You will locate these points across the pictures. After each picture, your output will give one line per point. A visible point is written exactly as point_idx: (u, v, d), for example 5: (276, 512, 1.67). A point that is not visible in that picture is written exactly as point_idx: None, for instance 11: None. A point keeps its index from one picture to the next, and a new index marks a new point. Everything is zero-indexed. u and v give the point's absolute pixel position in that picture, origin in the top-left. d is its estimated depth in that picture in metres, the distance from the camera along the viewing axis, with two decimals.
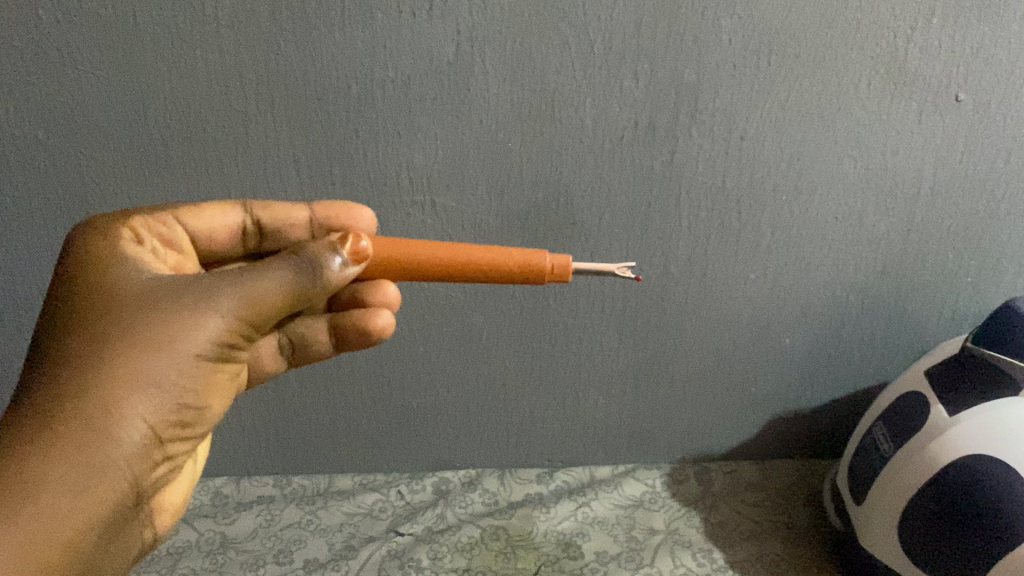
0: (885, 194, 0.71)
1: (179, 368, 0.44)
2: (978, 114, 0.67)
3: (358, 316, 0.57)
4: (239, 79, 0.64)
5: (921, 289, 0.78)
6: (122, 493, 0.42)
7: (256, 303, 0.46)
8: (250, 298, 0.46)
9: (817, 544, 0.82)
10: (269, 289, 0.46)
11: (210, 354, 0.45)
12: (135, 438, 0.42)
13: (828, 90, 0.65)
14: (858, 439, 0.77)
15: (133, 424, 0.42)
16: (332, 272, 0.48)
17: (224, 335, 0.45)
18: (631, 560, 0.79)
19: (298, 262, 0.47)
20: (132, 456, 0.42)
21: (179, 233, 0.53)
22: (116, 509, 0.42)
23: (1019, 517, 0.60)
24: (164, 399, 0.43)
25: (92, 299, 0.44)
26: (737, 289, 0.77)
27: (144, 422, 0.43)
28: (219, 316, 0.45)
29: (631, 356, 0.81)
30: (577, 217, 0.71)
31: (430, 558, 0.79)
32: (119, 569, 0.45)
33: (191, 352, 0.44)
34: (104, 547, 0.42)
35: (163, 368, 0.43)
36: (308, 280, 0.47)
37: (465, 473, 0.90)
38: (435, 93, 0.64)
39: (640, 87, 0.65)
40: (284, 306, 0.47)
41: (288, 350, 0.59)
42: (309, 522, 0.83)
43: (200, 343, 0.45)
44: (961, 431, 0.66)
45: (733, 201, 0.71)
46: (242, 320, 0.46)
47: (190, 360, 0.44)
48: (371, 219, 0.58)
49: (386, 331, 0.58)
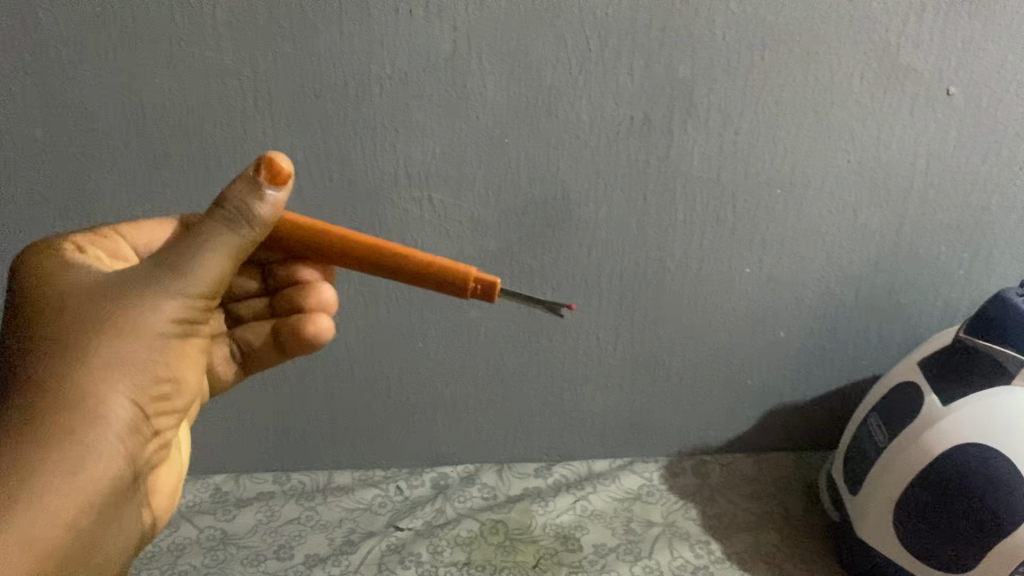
0: (878, 187, 0.72)
1: (145, 350, 0.43)
2: (968, 107, 0.68)
3: (295, 321, 0.53)
4: (237, 77, 0.64)
5: (913, 281, 0.79)
6: (115, 475, 0.42)
7: (202, 273, 0.44)
8: (197, 270, 0.44)
9: (814, 534, 0.83)
10: (210, 257, 0.44)
11: (174, 333, 0.44)
12: (113, 426, 0.41)
13: (821, 85, 0.66)
14: (852, 430, 0.78)
15: (110, 412, 0.41)
16: (262, 213, 0.44)
17: (183, 312, 0.44)
18: (629, 553, 0.79)
19: (228, 218, 0.43)
20: (116, 440, 0.42)
21: (125, 247, 0.50)
22: (109, 497, 0.42)
23: (1010, 509, 0.62)
24: (135, 382, 0.43)
25: (44, 299, 0.43)
26: (732, 283, 0.77)
27: (121, 407, 0.42)
28: (173, 294, 0.43)
29: (628, 349, 0.82)
30: (575, 212, 0.72)
31: (430, 552, 0.79)
32: (124, 543, 0.45)
33: (155, 331, 0.43)
34: (103, 535, 0.42)
35: (130, 352, 0.42)
36: (246, 229, 0.44)
37: (464, 468, 0.90)
38: (433, 89, 0.65)
39: (635, 82, 0.65)
40: (228, 266, 0.45)
41: (235, 356, 0.55)
42: (308, 518, 0.83)
43: (160, 323, 0.43)
44: (953, 421, 0.67)
45: (729, 195, 0.72)
46: (198, 295, 0.44)
47: (155, 340, 0.43)
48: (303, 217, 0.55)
49: (329, 336, 0.53)
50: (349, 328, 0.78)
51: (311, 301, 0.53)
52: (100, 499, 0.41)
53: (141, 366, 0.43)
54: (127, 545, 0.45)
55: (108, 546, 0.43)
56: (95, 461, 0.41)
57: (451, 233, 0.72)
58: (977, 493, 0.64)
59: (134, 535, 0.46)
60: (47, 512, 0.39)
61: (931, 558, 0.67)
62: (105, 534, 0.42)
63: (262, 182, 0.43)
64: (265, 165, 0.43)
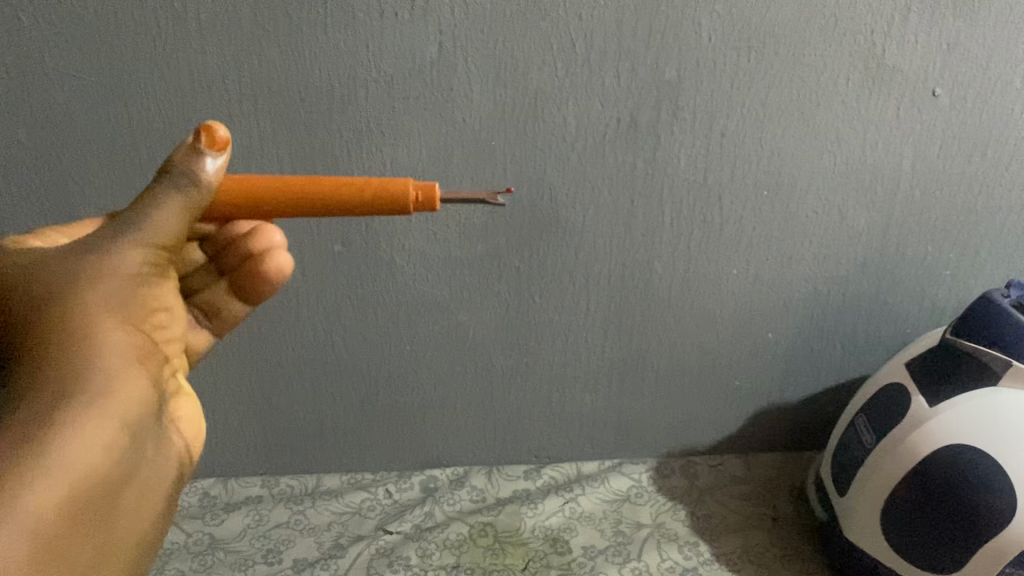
0: (865, 188, 0.72)
1: (123, 294, 0.39)
2: (955, 108, 0.69)
3: (255, 268, 0.51)
4: (222, 80, 0.64)
5: (901, 282, 0.79)
6: (137, 405, 0.39)
7: (164, 227, 0.41)
8: (156, 221, 0.40)
9: (803, 535, 0.83)
10: (169, 212, 0.41)
11: (148, 275, 0.41)
12: (112, 359, 0.38)
13: (807, 86, 0.66)
14: (840, 431, 0.78)
15: (104, 344, 0.38)
16: (209, 175, 0.41)
17: (152, 257, 0.41)
18: (618, 554, 0.79)
19: (175, 180, 0.41)
20: (125, 371, 0.38)
21: (61, 239, 0.47)
22: (131, 425, 0.38)
23: (992, 511, 0.63)
24: (121, 319, 0.39)
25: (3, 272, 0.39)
26: (720, 284, 0.77)
27: (120, 345, 0.39)
28: (137, 240, 0.40)
29: (616, 351, 0.82)
30: (562, 215, 0.72)
31: (419, 555, 0.79)
32: (164, 480, 0.41)
33: (132, 277, 0.40)
34: (135, 465, 0.39)
35: (114, 296, 0.39)
36: (196, 192, 0.41)
37: (453, 470, 0.90)
38: (420, 92, 0.65)
39: (621, 84, 0.65)
40: (188, 222, 0.42)
41: (204, 317, 0.53)
42: (297, 522, 0.83)
43: (132, 265, 0.40)
44: (940, 422, 0.68)
45: (716, 197, 0.72)
46: (161, 243, 0.41)
47: (130, 283, 0.40)
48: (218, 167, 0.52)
49: (290, 265, 0.52)
50: (337, 331, 0.78)
51: (261, 246, 0.51)
52: (124, 426, 0.37)
53: (124, 304, 0.39)
54: (163, 482, 0.41)
55: (143, 478, 0.39)
56: (108, 386, 0.37)
57: (438, 235, 0.72)
58: (975, 497, 0.63)
59: (169, 470, 0.42)
60: (75, 438, 0.35)
61: (917, 558, 0.67)
62: (139, 462, 0.39)
63: (202, 148, 0.41)
64: (202, 132, 0.41)
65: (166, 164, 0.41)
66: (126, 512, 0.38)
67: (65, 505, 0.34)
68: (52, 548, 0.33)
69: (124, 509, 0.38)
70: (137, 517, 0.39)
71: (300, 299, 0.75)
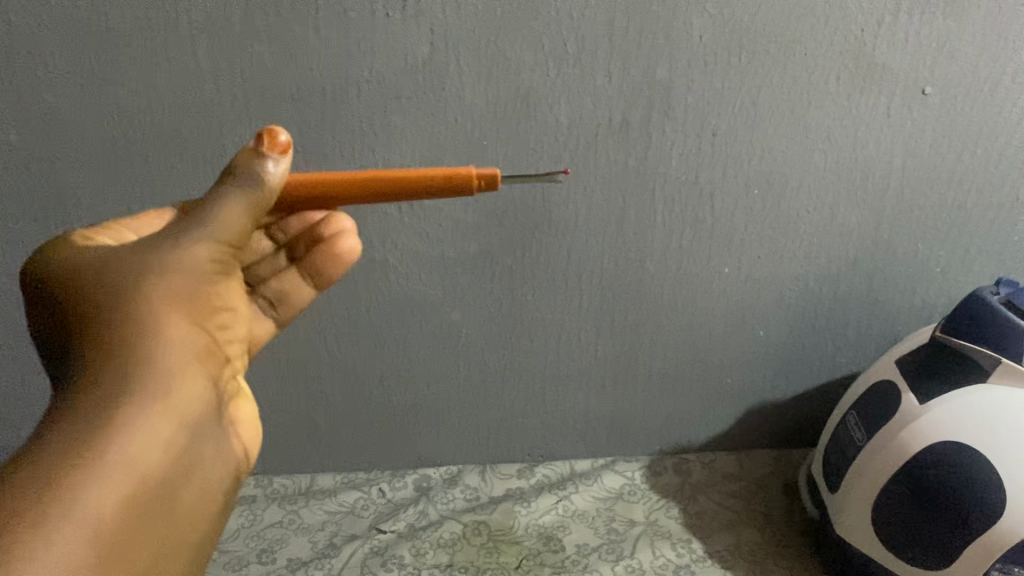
0: (856, 186, 0.73)
1: (189, 287, 0.40)
2: (944, 106, 0.69)
3: (321, 253, 0.51)
4: (214, 80, 0.64)
5: (892, 280, 0.79)
6: (194, 402, 0.39)
7: (229, 223, 0.41)
8: (221, 217, 0.41)
9: (794, 532, 0.83)
10: (234, 210, 0.42)
11: (214, 271, 0.41)
12: (172, 354, 0.38)
13: (798, 86, 0.67)
14: (831, 427, 0.79)
15: (167, 340, 0.38)
16: (272, 176, 0.43)
17: (219, 252, 0.41)
18: (611, 552, 0.80)
19: (241, 179, 0.42)
20: (185, 366, 0.39)
21: (127, 232, 0.47)
22: (190, 423, 0.39)
23: (977, 513, 0.63)
24: (187, 314, 0.40)
25: (74, 268, 0.40)
26: (711, 282, 0.78)
27: (183, 339, 0.39)
28: (204, 235, 0.41)
29: (608, 349, 0.82)
30: (554, 214, 0.72)
31: (412, 554, 0.79)
32: (225, 474, 0.41)
33: (198, 269, 0.40)
34: (194, 462, 0.39)
35: (180, 289, 0.39)
36: (259, 191, 0.42)
37: (447, 469, 0.90)
38: (412, 92, 0.65)
39: (613, 84, 0.65)
40: (252, 221, 0.43)
41: (268, 307, 0.52)
42: (290, 521, 0.83)
43: (196, 260, 0.40)
44: (928, 418, 0.68)
45: (707, 196, 0.72)
46: (227, 239, 0.41)
47: (197, 278, 0.40)
48: None
49: (358, 249, 0.51)
50: (329, 330, 0.78)
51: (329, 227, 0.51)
52: (183, 424, 0.38)
53: (190, 299, 0.40)
54: (224, 477, 0.41)
55: (205, 476, 0.39)
56: (167, 383, 0.38)
57: (430, 235, 0.72)
58: (973, 494, 0.64)
59: (233, 466, 0.42)
60: (135, 435, 0.36)
61: (898, 550, 0.68)
62: (198, 458, 0.39)
63: (263, 151, 0.42)
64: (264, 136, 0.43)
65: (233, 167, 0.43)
66: (187, 508, 0.38)
67: (124, 506, 0.35)
68: (115, 547, 0.34)
69: (182, 506, 0.38)
70: (198, 517, 0.39)
71: None
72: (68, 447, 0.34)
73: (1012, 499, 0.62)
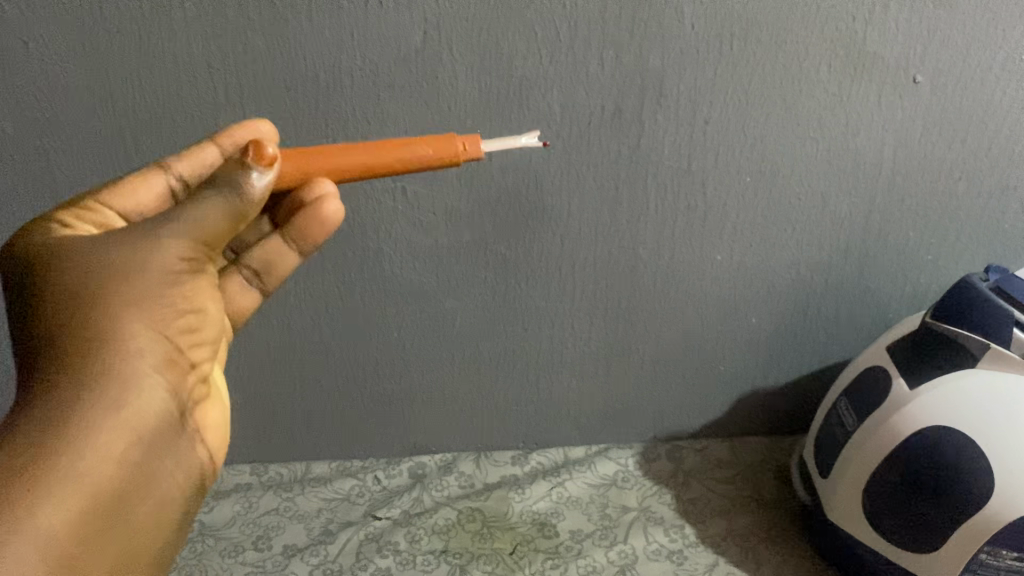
0: (847, 174, 0.73)
1: (157, 289, 0.40)
2: (935, 94, 0.69)
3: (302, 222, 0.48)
4: (207, 69, 0.64)
5: (883, 268, 0.80)
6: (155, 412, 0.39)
7: (205, 225, 0.40)
8: (197, 218, 0.40)
9: (786, 517, 0.84)
10: (211, 213, 0.40)
11: (185, 271, 0.41)
12: (136, 361, 0.38)
13: (790, 74, 0.67)
14: (823, 414, 0.79)
15: (128, 348, 0.38)
16: (255, 189, 0.41)
17: (194, 250, 0.41)
18: (605, 538, 0.80)
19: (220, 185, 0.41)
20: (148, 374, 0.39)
21: (109, 212, 0.47)
22: (149, 434, 0.39)
23: (963, 500, 0.64)
24: (154, 318, 0.40)
25: (48, 256, 0.40)
26: (704, 270, 0.78)
27: (148, 345, 0.39)
28: (179, 234, 0.40)
29: (601, 337, 0.83)
30: (547, 202, 0.72)
31: (407, 540, 0.80)
32: (185, 480, 0.42)
33: (168, 271, 0.40)
34: (154, 471, 0.39)
35: (147, 291, 0.39)
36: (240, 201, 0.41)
37: (442, 456, 0.91)
38: (405, 80, 0.65)
39: (605, 72, 0.66)
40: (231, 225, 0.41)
41: (255, 277, 0.51)
42: (286, 509, 0.84)
43: (167, 262, 0.40)
44: (917, 404, 0.69)
45: (699, 184, 0.72)
46: (205, 239, 0.41)
47: (165, 280, 0.40)
48: (273, 129, 0.53)
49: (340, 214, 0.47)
50: (324, 319, 0.78)
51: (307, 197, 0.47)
52: (140, 435, 0.38)
53: (156, 305, 0.40)
54: (185, 481, 0.42)
55: (163, 487, 0.40)
56: (127, 393, 0.38)
57: (424, 223, 0.72)
58: (963, 484, 0.64)
59: (195, 470, 0.43)
60: (92, 448, 0.36)
61: (883, 530, 0.70)
62: (158, 466, 0.40)
63: (250, 162, 0.41)
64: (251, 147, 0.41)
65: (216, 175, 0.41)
66: (143, 515, 0.39)
67: (76, 520, 0.35)
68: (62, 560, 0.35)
69: (138, 514, 0.39)
70: (154, 524, 0.40)
71: (288, 288, 0.75)
72: (22, 455, 0.35)
73: (1000, 486, 0.63)
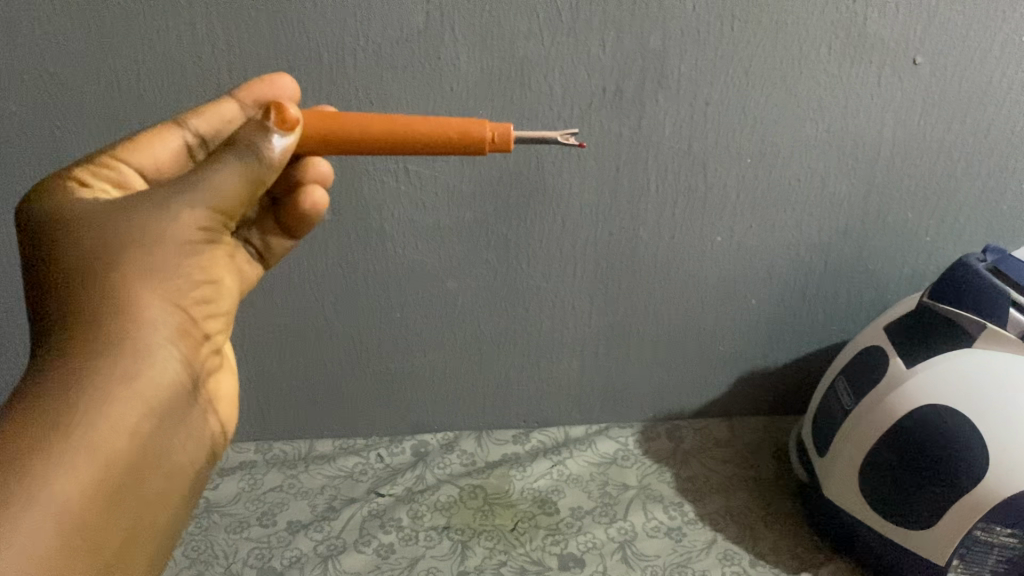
0: (847, 156, 0.74)
1: (172, 259, 0.40)
2: (934, 75, 0.70)
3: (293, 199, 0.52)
4: (211, 49, 0.64)
5: (882, 249, 0.80)
6: (167, 382, 0.40)
7: (221, 193, 0.41)
8: (215, 185, 0.41)
9: (784, 496, 0.85)
10: (228, 179, 0.41)
11: (202, 241, 0.42)
12: (149, 332, 0.39)
13: (790, 55, 0.67)
14: (821, 393, 0.80)
15: (143, 319, 0.39)
16: (274, 151, 0.42)
17: (210, 218, 0.41)
18: (604, 515, 0.82)
19: (238, 149, 0.42)
20: (161, 345, 0.40)
21: (127, 171, 0.49)
22: (161, 402, 0.40)
23: (954, 479, 0.65)
24: (168, 288, 0.40)
25: (65, 223, 0.41)
26: (704, 250, 0.79)
27: (162, 315, 0.40)
28: (195, 202, 0.41)
29: (602, 317, 0.83)
30: (548, 182, 0.73)
31: (409, 516, 0.81)
32: (193, 449, 0.43)
33: (183, 241, 0.41)
34: (164, 441, 0.40)
35: (163, 261, 0.40)
36: (258, 163, 0.42)
37: (443, 435, 0.92)
38: (407, 61, 0.65)
39: (607, 54, 0.66)
40: (248, 191, 0.42)
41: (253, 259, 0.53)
42: (290, 486, 0.85)
43: (182, 231, 0.41)
44: (913, 384, 0.69)
45: (700, 165, 0.73)
46: (222, 206, 0.42)
47: (181, 250, 0.41)
48: (295, 86, 0.55)
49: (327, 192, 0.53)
50: (327, 298, 0.79)
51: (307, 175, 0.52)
52: (152, 406, 0.39)
53: (170, 274, 0.40)
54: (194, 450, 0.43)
55: (174, 457, 0.41)
56: (141, 363, 0.39)
57: (426, 203, 0.73)
58: (955, 461, 0.65)
59: (203, 439, 0.44)
60: (106, 418, 0.37)
61: (877, 507, 0.71)
62: (168, 436, 0.41)
63: (270, 125, 0.42)
64: (272, 110, 0.42)
65: (234, 138, 0.42)
66: (155, 485, 0.40)
67: (91, 489, 0.36)
68: (77, 529, 0.35)
69: (150, 484, 0.40)
70: (165, 493, 0.41)
71: (291, 267, 0.76)
72: (38, 424, 0.35)
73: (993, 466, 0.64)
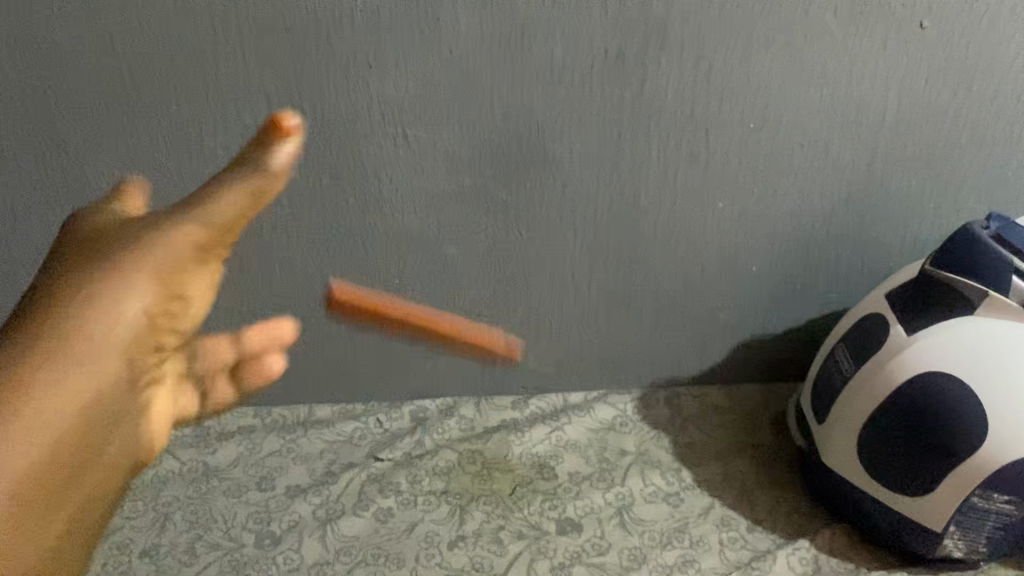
0: (851, 122, 0.73)
1: (158, 269, 0.36)
2: (940, 40, 0.69)
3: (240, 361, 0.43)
4: (205, 10, 0.63)
5: (884, 217, 0.80)
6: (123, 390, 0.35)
7: (222, 210, 0.36)
8: (215, 202, 0.36)
9: (781, 462, 0.85)
10: (229, 198, 0.36)
11: (194, 258, 0.37)
12: (114, 335, 0.35)
13: (795, 20, 0.66)
14: (820, 359, 0.80)
15: (112, 321, 0.35)
16: (277, 170, 0.36)
17: (206, 236, 0.37)
18: (602, 480, 0.82)
19: (242, 168, 0.36)
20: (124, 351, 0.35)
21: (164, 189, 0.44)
22: (110, 416, 0.35)
23: (954, 446, 0.66)
24: (146, 301, 0.36)
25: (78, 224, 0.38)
26: (705, 217, 0.78)
27: (131, 324, 0.35)
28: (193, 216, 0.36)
29: (602, 284, 0.83)
30: (549, 148, 0.72)
31: (408, 480, 0.81)
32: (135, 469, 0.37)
33: (176, 252, 0.36)
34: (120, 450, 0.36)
35: (143, 269, 0.36)
36: (259, 184, 0.36)
37: (442, 401, 0.91)
38: (405, 23, 0.64)
39: (609, 17, 0.65)
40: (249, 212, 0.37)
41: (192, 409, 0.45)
42: (289, 450, 0.85)
43: (174, 242, 0.36)
44: (914, 352, 0.69)
45: (702, 131, 0.72)
46: (219, 223, 0.37)
47: (172, 262, 0.36)
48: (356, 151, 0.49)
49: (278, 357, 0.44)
50: (325, 263, 0.78)
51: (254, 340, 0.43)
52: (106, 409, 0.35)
53: (151, 282, 0.36)
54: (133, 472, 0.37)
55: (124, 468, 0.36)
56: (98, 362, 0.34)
57: (425, 168, 0.72)
58: (954, 428, 0.66)
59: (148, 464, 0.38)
60: (48, 412, 0.32)
61: (874, 475, 0.71)
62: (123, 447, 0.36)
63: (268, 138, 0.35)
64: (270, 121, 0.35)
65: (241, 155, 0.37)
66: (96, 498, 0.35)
67: (20, 480, 0.31)
68: None
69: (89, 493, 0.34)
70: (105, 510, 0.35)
71: (289, 232, 0.76)
72: None
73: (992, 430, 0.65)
